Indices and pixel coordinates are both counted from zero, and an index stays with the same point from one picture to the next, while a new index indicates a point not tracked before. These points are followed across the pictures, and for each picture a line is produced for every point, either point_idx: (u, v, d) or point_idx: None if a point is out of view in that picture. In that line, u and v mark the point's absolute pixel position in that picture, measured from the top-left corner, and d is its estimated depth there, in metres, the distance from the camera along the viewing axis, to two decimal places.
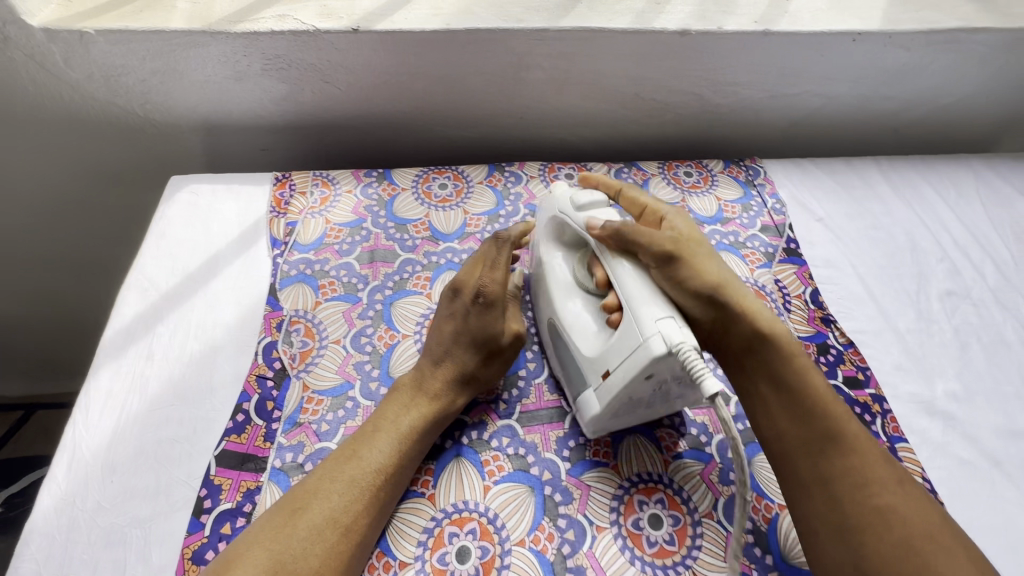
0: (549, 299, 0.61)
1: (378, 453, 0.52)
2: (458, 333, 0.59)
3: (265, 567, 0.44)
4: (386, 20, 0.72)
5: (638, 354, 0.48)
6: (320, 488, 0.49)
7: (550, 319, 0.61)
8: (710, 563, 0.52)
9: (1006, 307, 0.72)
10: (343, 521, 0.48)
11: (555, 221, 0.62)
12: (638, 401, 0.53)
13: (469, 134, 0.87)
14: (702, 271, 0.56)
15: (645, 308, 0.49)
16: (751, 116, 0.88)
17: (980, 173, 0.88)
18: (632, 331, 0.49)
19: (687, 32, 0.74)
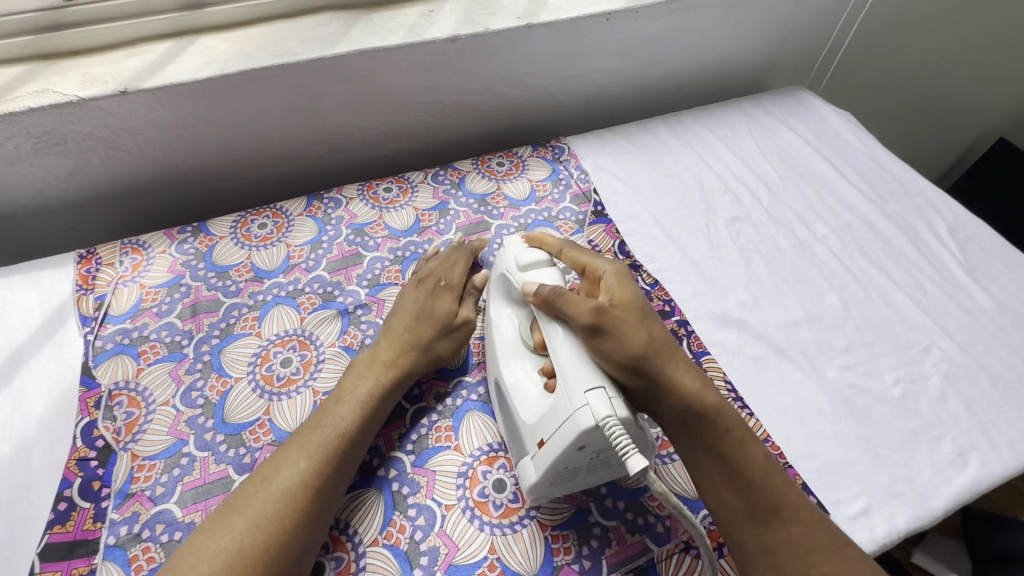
0: (494, 355, 0.62)
1: (337, 420, 0.56)
2: (421, 306, 0.66)
3: (244, 532, 0.47)
4: (155, 76, 0.72)
5: (569, 424, 0.48)
6: (286, 460, 0.52)
7: (496, 379, 0.60)
8: (552, 508, 0.56)
9: (779, 220, 0.84)
10: (310, 483, 0.51)
11: (501, 280, 0.64)
12: (579, 468, 0.51)
13: (287, 168, 0.89)
14: (631, 336, 0.52)
15: (574, 378, 0.49)
16: (549, 101, 0.97)
17: (749, 113, 1.01)
18: (565, 401, 0.49)
19: (458, 37, 0.80)
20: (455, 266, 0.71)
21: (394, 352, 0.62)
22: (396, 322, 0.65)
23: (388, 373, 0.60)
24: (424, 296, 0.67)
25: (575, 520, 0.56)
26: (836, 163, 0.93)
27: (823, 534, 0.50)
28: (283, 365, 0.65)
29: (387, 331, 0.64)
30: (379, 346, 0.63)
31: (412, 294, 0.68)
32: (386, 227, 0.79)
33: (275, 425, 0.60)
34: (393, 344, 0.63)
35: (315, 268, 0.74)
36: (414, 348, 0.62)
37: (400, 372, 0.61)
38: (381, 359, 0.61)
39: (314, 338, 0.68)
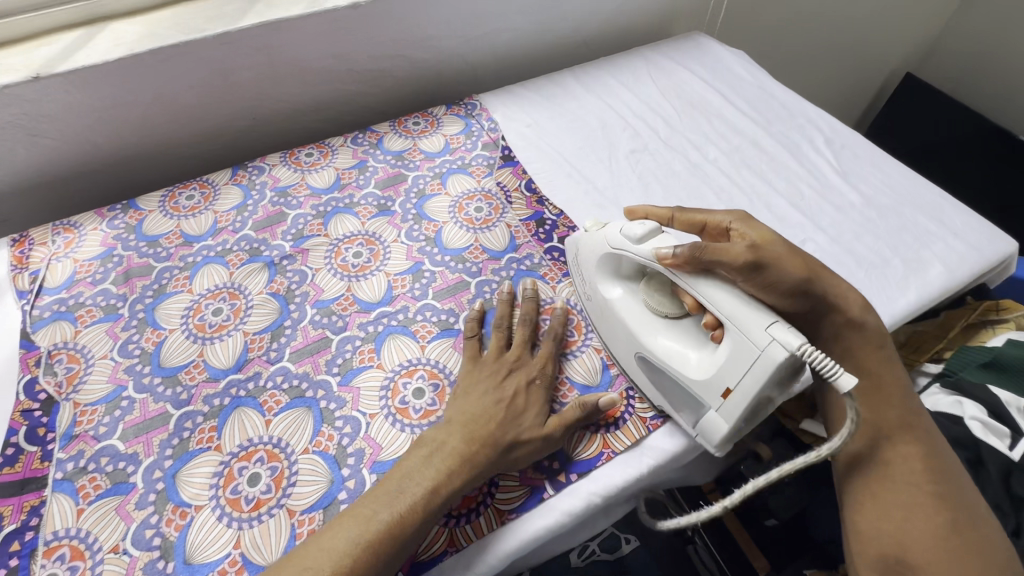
0: (626, 333, 0.62)
1: (393, 512, 0.50)
2: (512, 400, 0.58)
3: None
4: (67, 61, 0.75)
5: (762, 363, 0.50)
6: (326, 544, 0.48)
7: (636, 352, 0.61)
8: None
9: (674, 148, 0.91)
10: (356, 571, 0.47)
11: (603, 259, 0.64)
12: (759, 408, 0.55)
13: (212, 145, 0.94)
14: (783, 259, 0.56)
15: (751, 320, 0.51)
16: (460, 62, 1.03)
17: (648, 58, 1.09)
18: (746, 347, 0.51)
19: (358, 4, 0.86)
20: (542, 357, 0.63)
21: (472, 443, 0.55)
22: (478, 405, 0.57)
23: (462, 468, 0.53)
24: (511, 388, 0.59)
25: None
26: (727, 94, 1.01)
27: (918, 472, 0.55)
28: (214, 314, 0.70)
29: (459, 413, 0.57)
30: (451, 430, 0.56)
31: (493, 380, 0.60)
32: (308, 187, 0.85)
33: (209, 365, 0.65)
34: (467, 433, 0.55)
35: (242, 229, 0.79)
36: (496, 443, 0.55)
37: (474, 468, 0.54)
38: (455, 448, 0.54)
39: (242, 289, 0.73)
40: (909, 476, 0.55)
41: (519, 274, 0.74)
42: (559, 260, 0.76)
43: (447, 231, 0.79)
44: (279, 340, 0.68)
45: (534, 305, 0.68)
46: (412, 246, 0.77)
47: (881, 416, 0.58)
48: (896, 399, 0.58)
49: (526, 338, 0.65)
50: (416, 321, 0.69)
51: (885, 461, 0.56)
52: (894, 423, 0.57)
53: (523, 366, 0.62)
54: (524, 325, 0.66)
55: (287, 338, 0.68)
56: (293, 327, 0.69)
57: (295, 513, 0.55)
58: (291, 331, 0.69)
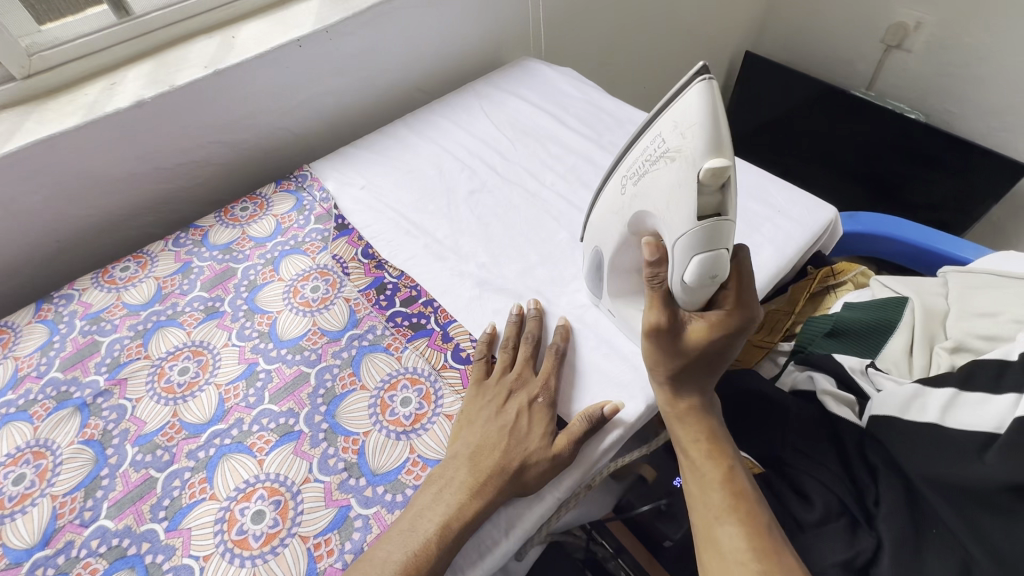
0: (609, 242, 0.59)
1: None
2: (522, 423, 0.59)
3: None
4: None
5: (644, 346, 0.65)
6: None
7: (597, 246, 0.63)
8: (313, 518, 0.57)
9: (511, 180, 0.91)
10: None
11: (644, 212, 0.51)
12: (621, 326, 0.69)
13: (15, 280, 0.84)
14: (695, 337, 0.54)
15: None
16: (286, 134, 0.99)
17: (480, 93, 1.09)
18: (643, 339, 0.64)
19: (143, 102, 0.80)
20: (544, 375, 0.64)
21: (481, 475, 0.55)
22: (482, 437, 0.58)
23: (471, 501, 0.54)
24: (517, 411, 0.60)
25: (335, 523, 0.57)
26: (557, 115, 1.02)
27: (744, 543, 0.49)
28: (15, 483, 0.61)
29: (471, 439, 0.58)
30: (456, 464, 0.56)
31: (498, 406, 0.61)
32: (124, 305, 0.77)
33: (9, 547, 0.57)
34: (476, 466, 0.56)
35: (47, 372, 0.71)
36: (505, 472, 0.55)
37: (487, 498, 0.54)
38: (464, 481, 0.55)
39: (49, 443, 0.64)
40: (731, 550, 0.49)
41: (361, 351, 0.70)
42: (402, 326, 0.72)
43: (282, 321, 0.74)
44: (94, 494, 0.60)
45: (535, 324, 0.69)
46: (245, 346, 0.72)
47: (709, 491, 0.53)
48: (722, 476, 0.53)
49: (526, 357, 0.65)
50: (253, 432, 0.64)
51: (711, 538, 0.51)
52: (721, 499, 0.52)
53: (523, 389, 0.62)
54: (528, 344, 0.67)
55: (104, 490, 0.60)
56: (111, 475, 0.61)
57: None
58: (109, 480, 0.61)
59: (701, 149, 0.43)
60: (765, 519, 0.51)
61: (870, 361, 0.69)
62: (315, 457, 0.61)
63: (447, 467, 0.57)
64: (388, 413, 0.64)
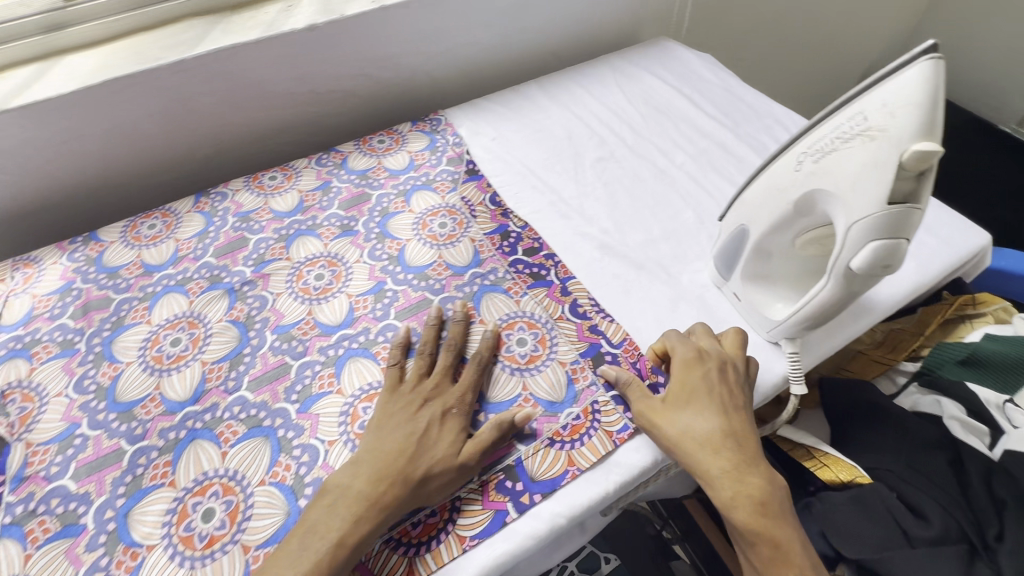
0: (761, 220, 0.59)
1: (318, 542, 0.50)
2: (429, 432, 0.57)
3: None
4: (22, 96, 0.75)
5: (767, 331, 0.65)
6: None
7: (742, 224, 0.62)
8: None
9: (641, 154, 0.90)
10: None
11: (820, 191, 0.51)
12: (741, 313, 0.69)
13: (177, 173, 0.93)
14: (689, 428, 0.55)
15: (787, 332, 0.62)
16: (425, 79, 1.02)
17: (615, 66, 1.08)
18: (766, 324, 0.64)
19: (314, 26, 0.85)
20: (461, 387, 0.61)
21: (379, 482, 0.53)
22: (390, 442, 0.56)
23: (368, 514, 0.52)
24: (428, 420, 0.58)
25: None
26: (693, 98, 1.00)
27: None
28: (173, 345, 0.69)
29: (373, 449, 0.56)
30: (357, 471, 0.54)
31: (409, 412, 0.59)
32: (271, 211, 0.84)
33: (166, 397, 0.64)
34: (372, 474, 0.54)
35: (203, 256, 0.78)
36: (407, 481, 0.54)
37: (382, 511, 0.52)
38: (361, 492, 0.53)
39: (202, 317, 0.71)
40: None
41: (483, 290, 0.73)
42: (523, 273, 0.75)
43: (410, 249, 0.78)
44: (238, 368, 0.66)
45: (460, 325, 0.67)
46: (375, 265, 0.76)
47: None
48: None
49: (442, 369, 0.63)
50: (378, 342, 0.68)
51: None
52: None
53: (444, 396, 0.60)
54: (442, 357, 0.64)
55: (246, 366, 0.67)
56: (252, 355, 0.68)
57: (251, 549, 0.53)
58: (250, 359, 0.67)
59: (912, 130, 0.43)
60: None
61: (1009, 397, 0.66)
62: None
63: (341, 477, 0.54)
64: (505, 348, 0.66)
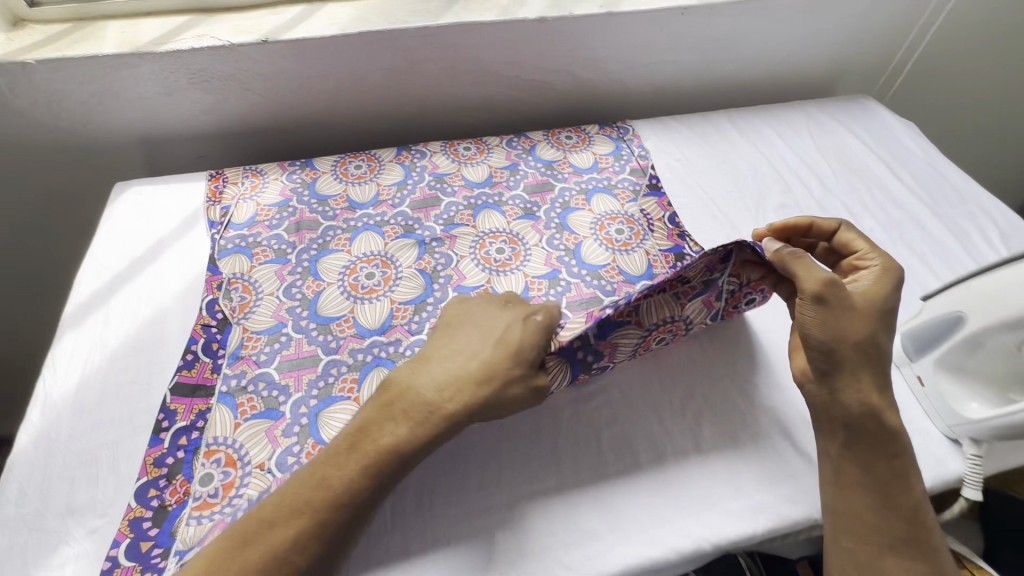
0: (995, 313, 0.58)
1: (391, 436, 0.55)
2: (495, 356, 0.58)
3: (302, 523, 0.51)
4: (291, 31, 0.85)
5: (949, 425, 0.62)
6: (247, 562, 0.49)
7: (962, 311, 0.61)
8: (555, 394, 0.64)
9: (827, 210, 0.88)
10: (354, 480, 0.53)
11: None
12: (915, 398, 0.66)
13: (382, 125, 1.01)
14: (851, 319, 0.57)
15: (975, 433, 0.60)
16: (620, 87, 1.05)
17: (810, 114, 1.06)
18: (950, 417, 0.62)
19: (545, 19, 0.90)
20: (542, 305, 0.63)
21: (451, 387, 0.57)
22: (461, 351, 0.59)
23: (432, 418, 0.55)
24: (507, 329, 0.60)
25: (577, 369, 0.64)
26: (892, 166, 0.96)
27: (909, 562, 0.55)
28: (368, 278, 0.76)
29: (441, 359, 0.59)
30: (423, 377, 0.58)
31: (494, 321, 0.62)
32: (463, 178, 0.90)
33: (358, 322, 0.71)
34: (444, 379, 0.57)
35: (400, 205, 0.86)
36: (481, 384, 0.57)
37: (445, 417, 0.55)
38: (427, 396, 0.56)
39: (394, 260, 0.78)
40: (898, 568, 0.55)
41: None
42: None
43: (587, 247, 0.81)
44: (421, 313, 0.73)
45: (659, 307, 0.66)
46: (552, 253, 0.80)
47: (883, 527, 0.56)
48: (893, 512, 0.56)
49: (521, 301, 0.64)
50: None
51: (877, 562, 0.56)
52: (900, 537, 0.56)
53: (524, 309, 0.62)
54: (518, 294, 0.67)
55: (428, 314, 0.73)
56: (434, 306, 0.74)
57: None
58: (432, 309, 0.73)
59: None
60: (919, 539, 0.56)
61: None
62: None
63: (406, 381, 0.57)
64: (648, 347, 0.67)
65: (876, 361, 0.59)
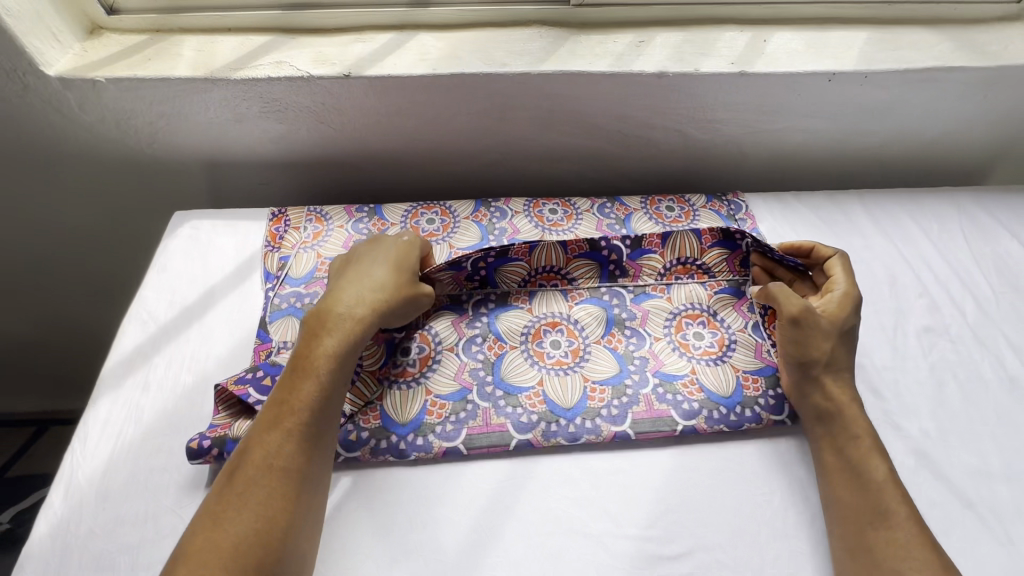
0: None
1: (328, 352, 0.57)
2: (389, 278, 0.64)
3: (281, 446, 0.53)
4: (376, 66, 0.76)
5: None
6: (246, 487, 0.51)
7: None
8: (597, 369, 0.68)
9: (985, 344, 0.72)
10: (312, 400, 0.55)
11: None
12: None
13: (460, 169, 0.91)
14: (818, 340, 0.64)
15: None
16: (735, 151, 0.91)
17: (963, 207, 0.88)
18: None
19: (665, 74, 0.77)
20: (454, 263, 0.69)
21: (367, 307, 0.61)
22: (362, 286, 0.62)
23: (353, 338, 0.59)
24: (390, 271, 0.64)
25: (611, 324, 0.73)
26: None
27: (896, 534, 0.54)
28: (403, 356, 0.68)
29: (359, 287, 0.62)
30: (338, 306, 0.60)
31: (372, 266, 0.65)
32: None
33: (386, 412, 0.63)
34: (360, 305, 0.60)
35: None
36: (388, 303, 0.62)
37: (358, 342, 0.59)
38: (355, 318, 0.60)
39: (434, 336, 0.70)
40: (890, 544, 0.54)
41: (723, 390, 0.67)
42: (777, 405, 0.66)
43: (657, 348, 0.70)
44: (459, 412, 0.64)
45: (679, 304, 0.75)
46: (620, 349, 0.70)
47: (864, 500, 0.56)
48: (870, 486, 0.57)
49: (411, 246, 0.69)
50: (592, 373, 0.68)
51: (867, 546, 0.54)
52: (868, 509, 0.56)
53: (400, 256, 0.67)
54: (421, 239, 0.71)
55: (467, 414, 0.63)
56: (476, 404, 0.64)
57: (431, 395, 0.65)
58: (472, 408, 0.64)
59: None
60: (902, 514, 0.55)
61: None
62: (671, 412, 0.65)
63: (341, 303, 0.61)
64: (681, 334, 0.72)
65: (847, 375, 0.65)
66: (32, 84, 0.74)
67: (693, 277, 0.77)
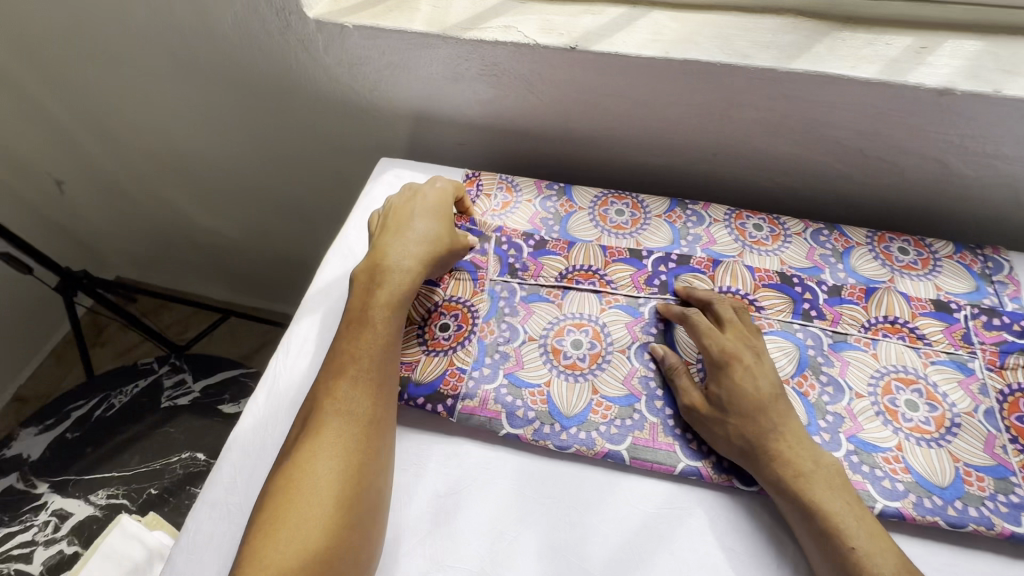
0: None
1: (377, 299, 0.62)
2: (432, 228, 0.67)
3: (349, 391, 0.56)
4: (605, 41, 0.72)
5: None
6: (324, 429, 0.54)
7: None
8: None
9: None
10: (370, 351, 0.59)
11: None
12: None
13: (657, 162, 0.85)
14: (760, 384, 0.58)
15: None
16: (1006, 196, 0.73)
17: None
18: None
19: (950, 91, 0.63)
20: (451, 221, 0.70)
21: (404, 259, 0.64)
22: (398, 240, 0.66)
23: (395, 286, 0.63)
24: (421, 221, 0.68)
25: (804, 364, 0.63)
26: None
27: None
28: (573, 346, 0.65)
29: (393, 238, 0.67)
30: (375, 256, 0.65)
31: (408, 217, 0.69)
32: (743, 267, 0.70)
33: (551, 398, 0.62)
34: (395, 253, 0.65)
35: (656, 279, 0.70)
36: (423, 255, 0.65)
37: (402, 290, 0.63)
38: (398, 267, 0.64)
39: (607, 333, 0.66)
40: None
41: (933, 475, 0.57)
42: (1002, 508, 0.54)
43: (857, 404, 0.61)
44: (627, 418, 0.61)
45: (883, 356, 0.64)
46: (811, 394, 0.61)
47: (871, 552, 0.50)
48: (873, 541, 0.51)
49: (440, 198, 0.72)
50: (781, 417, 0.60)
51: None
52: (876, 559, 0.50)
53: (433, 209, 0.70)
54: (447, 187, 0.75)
55: (633, 423, 0.60)
56: (642, 415, 0.61)
57: (597, 394, 0.62)
58: (639, 418, 0.61)
59: None
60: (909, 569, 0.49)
61: None
62: (867, 486, 0.56)
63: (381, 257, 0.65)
64: (889, 398, 0.61)
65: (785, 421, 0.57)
66: (293, 24, 0.81)
67: (906, 339, 0.64)
